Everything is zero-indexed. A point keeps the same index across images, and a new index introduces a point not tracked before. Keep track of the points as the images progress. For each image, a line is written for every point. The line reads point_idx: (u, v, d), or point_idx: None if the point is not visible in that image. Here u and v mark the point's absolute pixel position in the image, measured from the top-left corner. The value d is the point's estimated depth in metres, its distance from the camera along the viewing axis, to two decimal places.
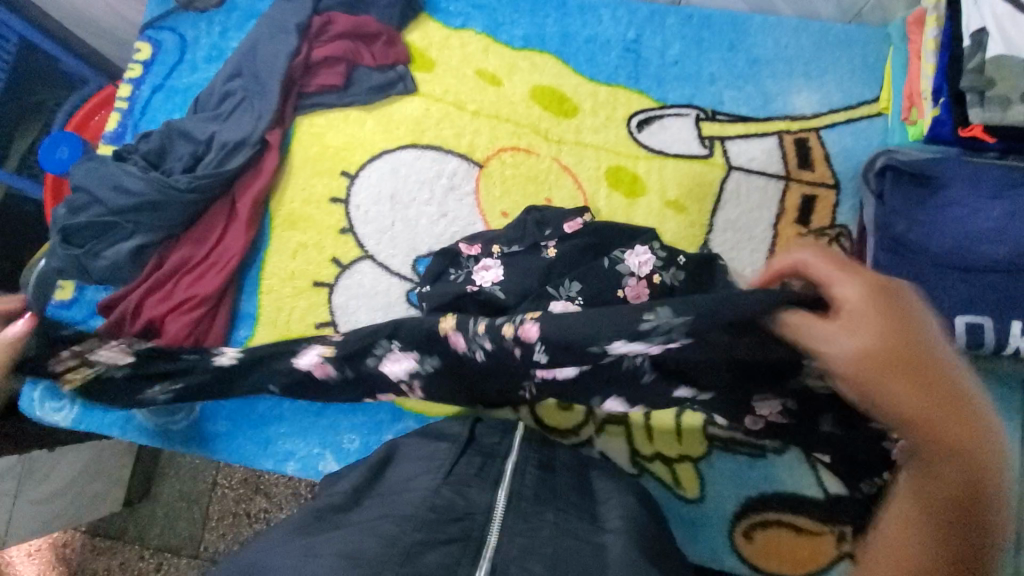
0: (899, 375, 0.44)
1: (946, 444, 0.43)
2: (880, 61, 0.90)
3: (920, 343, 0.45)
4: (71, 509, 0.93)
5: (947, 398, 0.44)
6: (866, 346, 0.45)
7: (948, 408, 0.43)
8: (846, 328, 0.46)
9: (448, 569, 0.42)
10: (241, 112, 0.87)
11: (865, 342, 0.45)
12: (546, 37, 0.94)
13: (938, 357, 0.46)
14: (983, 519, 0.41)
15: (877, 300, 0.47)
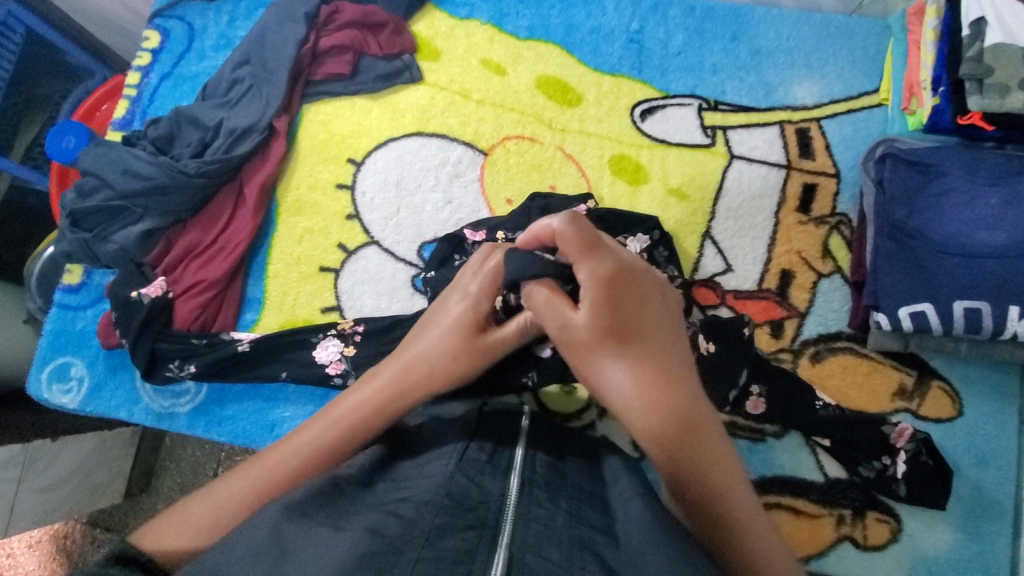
0: (626, 367, 0.51)
1: (656, 422, 0.50)
2: (880, 52, 0.91)
3: (633, 324, 0.53)
4: (76, 496, 0.92)
5: (659, 381, 0.51)
6: (590, 327, 0.52)
7: (655, 395, 0.50)
8: (590, 329, 0.52)
9: (468, 554, 0.41)
10: (249, 98, 0.88)
11: (600, 333, 0.52)
12: (550, 27, 0.95)
13: (649, 334, 0.53)
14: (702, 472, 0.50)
15: (612, 287, 0.53)
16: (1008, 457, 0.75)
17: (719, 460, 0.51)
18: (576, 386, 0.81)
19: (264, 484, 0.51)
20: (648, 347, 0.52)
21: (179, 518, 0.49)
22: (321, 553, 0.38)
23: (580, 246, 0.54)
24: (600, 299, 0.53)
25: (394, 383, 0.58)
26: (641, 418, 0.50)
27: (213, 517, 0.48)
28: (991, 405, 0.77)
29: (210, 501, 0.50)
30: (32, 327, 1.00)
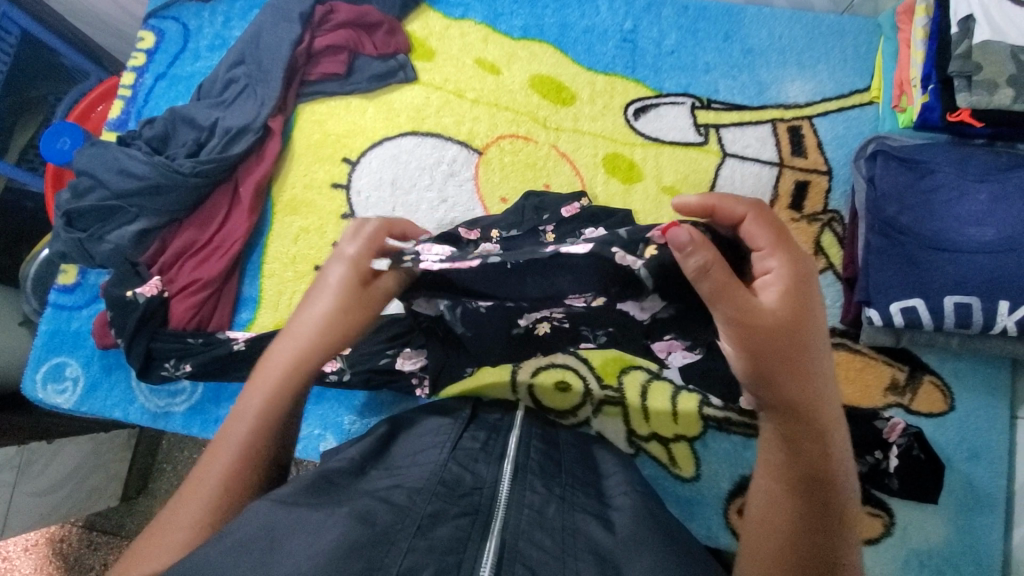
0: (779, 366, 0.45)
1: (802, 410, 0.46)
2: (871, 51, 0.92)
3: (807, 333, 0.45)
4: (73, 500, 0.91)
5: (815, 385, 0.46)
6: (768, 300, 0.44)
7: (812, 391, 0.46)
8: (742, 325, 0.43)
9: (460, 542, 0.42)
10: (244, 98, 0.89)
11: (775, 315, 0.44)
12: (545, 27, 0.96)
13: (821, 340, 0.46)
14: (828, 484, 0.46)
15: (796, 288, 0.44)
16: (1000, 451, 0.76)
17: (845, 481, 0.47)
18: (570, 382, 0.81)
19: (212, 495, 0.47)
20: (814, 351, 0.46)
21: (139, 554, 0.45)
22: (315, 542, 0.39)
23: (768, 232, 0.44)
24: (784, 298, 0.44)
25: (301, 364, 0.52)
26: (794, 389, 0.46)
27: (171, 540, 0.45)
28: (983, 400, 0.77)
29: (158, 535, 0.45)
30: (28, 329, 1.00)
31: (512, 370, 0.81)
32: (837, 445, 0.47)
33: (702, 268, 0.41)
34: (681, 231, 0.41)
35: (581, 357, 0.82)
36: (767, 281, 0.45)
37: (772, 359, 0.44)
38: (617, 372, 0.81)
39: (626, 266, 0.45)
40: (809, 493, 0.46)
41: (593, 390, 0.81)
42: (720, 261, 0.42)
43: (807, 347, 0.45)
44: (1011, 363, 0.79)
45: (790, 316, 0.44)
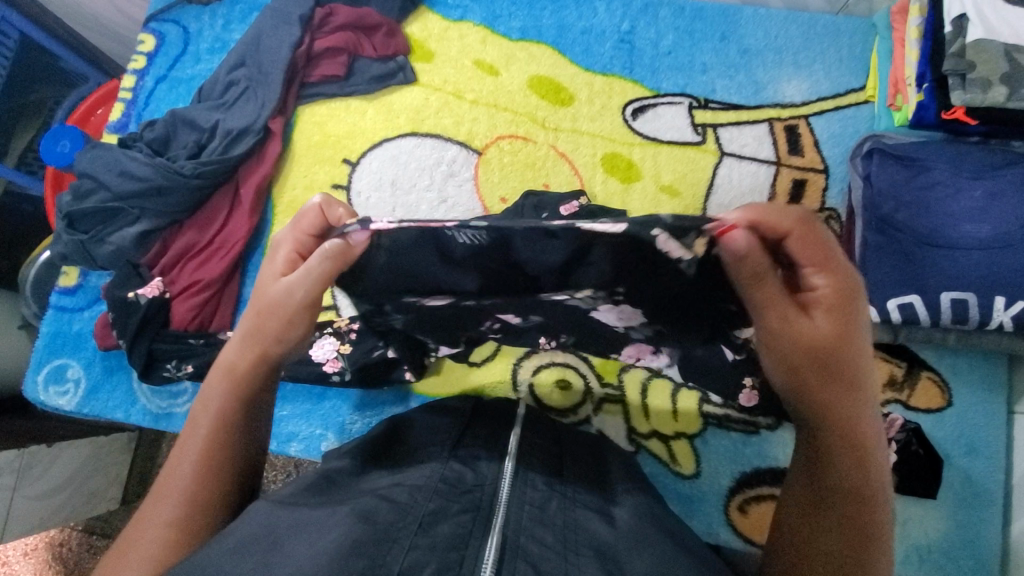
0: (813, 380, 0.46)
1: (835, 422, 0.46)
2: (866, 51, 0.93)
3: (848, 349, 0.45)
4: (72, 504, 0.91)
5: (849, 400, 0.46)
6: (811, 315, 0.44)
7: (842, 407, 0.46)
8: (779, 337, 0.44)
9: (462, 539, 0.41)
10: (244, 100, 0.89)
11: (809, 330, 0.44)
12: (543, 28, 0.97)
13: (864, 357, 0.46)
14: (863, 506, 0.45)
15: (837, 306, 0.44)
16: (998, 445, 0.76)
17: (885, 500, 0.46)
18: (570, 380, 0.81)
19: (172, 514, 0.46)
20: (854, 368, 0.46)
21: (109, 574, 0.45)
22: (317, 542, 0.39)
23: (814, 249, 0.43)
24: (826, 314, 0.44)
25: (245, 374, 0.52)
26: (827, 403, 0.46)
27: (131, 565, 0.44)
28: (981, 396, 0.78)
29: (127, 554, 0.45)
30: (27, 333, 1.01)
31: (513, 369, 0.82)
32: (876, 462, 0.46)
33: (754, 273, 0.41)
34: (739, 235, 0.39)
35: (581, 355, 0.82)
36: (810, 296, 0.44)
37: (806, 372, 0.45)
38: (617, 370, 0.82)
39: (665, 252, 0.39)
40: (847, 511, 0.45)
41: (593, 388, 0.81)
42: (770, 270, 0.41)
43: (848, 362, 0.45)
44: (1008, 358, 0.80)
45: (830, 333, 0.44)
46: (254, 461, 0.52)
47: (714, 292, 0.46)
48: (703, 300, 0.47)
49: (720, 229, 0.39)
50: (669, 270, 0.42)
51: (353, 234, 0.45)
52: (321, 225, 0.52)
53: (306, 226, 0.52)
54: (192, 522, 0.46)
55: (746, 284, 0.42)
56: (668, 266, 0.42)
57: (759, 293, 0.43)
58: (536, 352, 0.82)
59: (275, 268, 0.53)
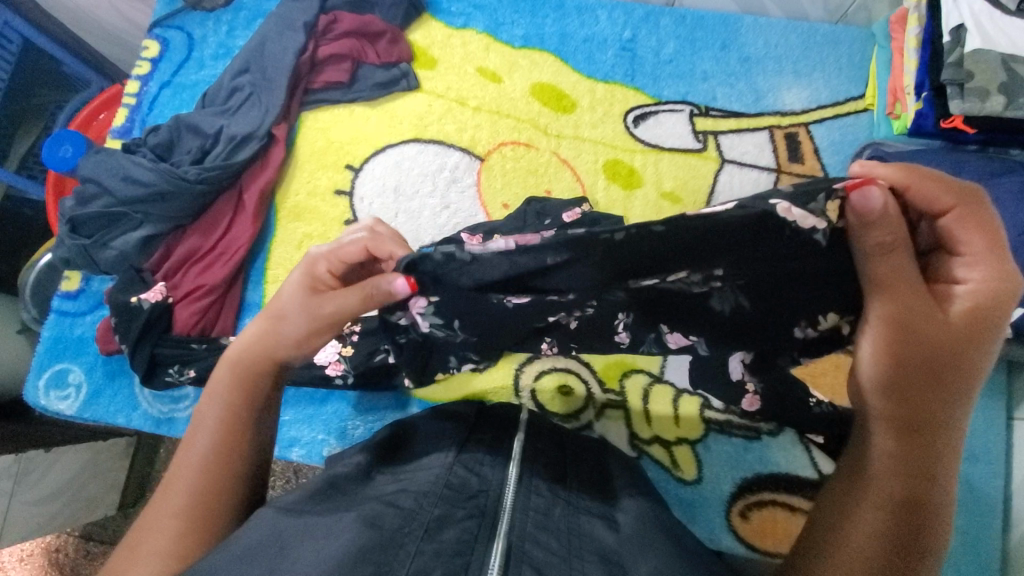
0: (923, 370, 0.43)
1: (923, 415, 0.43)
2: (865, 60, 0.94)
3: (973, 353, 0.43)
4: (70, 509, 0.90)
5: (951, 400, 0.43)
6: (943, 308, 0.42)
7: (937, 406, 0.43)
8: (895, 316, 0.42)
9: (467, 544, 0.42)
10: (248, 106, 0.90)
11: (927, 317, 0.42)
12: (545, 36, 0.98)
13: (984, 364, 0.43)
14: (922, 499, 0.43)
15: (973, 309, 0.42)
16: (997, 452, 0.77)
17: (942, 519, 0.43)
18: (573, 386, 0.82)
19: (182, 509, 0.47)
20: (969, 373, 0.43)
21: (123, 566, 0.45)
22: (324, 548, 0.39)
23: (979, 237, 0.40)
24: (968, 313, 0.42)
25: (251, 373, 0.53)
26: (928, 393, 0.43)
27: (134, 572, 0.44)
28: (979, 403, 0.78)
29: (139, 548, 0.46)
30: (26, 338, 1.00)
31: (515, 375, 0.82)
32: (946, 482, 0.44)
33: (883, 240, 0.39)
34: (876, 191, 0.38)
35: (583, 360, 0.83)
36: (958, 290, 0.42)
37: (917, 360, 0.43)
38: (619, 376, 0.82)
39: (792, 221, 0.39)
40: (896, 507, 0.43)
41: (595, 393, 0.81)
42: (907, 241, 0.40)
43: (967, 372, 0.43)
44: (1008, 365, 0.80)
45: (960, 334, 0.42)
46: (264, 457, 0.53)
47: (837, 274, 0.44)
48: (800, 295, 0.45)
49: (849, 185, 0.38)
50: (782, 238, 0.40)
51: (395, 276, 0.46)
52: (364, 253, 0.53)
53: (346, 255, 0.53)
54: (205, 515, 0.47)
55: (870, 252, 0.40)
56: (787, 229, 0.39)
57: (888, 264, 0.40)
58: (539, 357, 0.82)
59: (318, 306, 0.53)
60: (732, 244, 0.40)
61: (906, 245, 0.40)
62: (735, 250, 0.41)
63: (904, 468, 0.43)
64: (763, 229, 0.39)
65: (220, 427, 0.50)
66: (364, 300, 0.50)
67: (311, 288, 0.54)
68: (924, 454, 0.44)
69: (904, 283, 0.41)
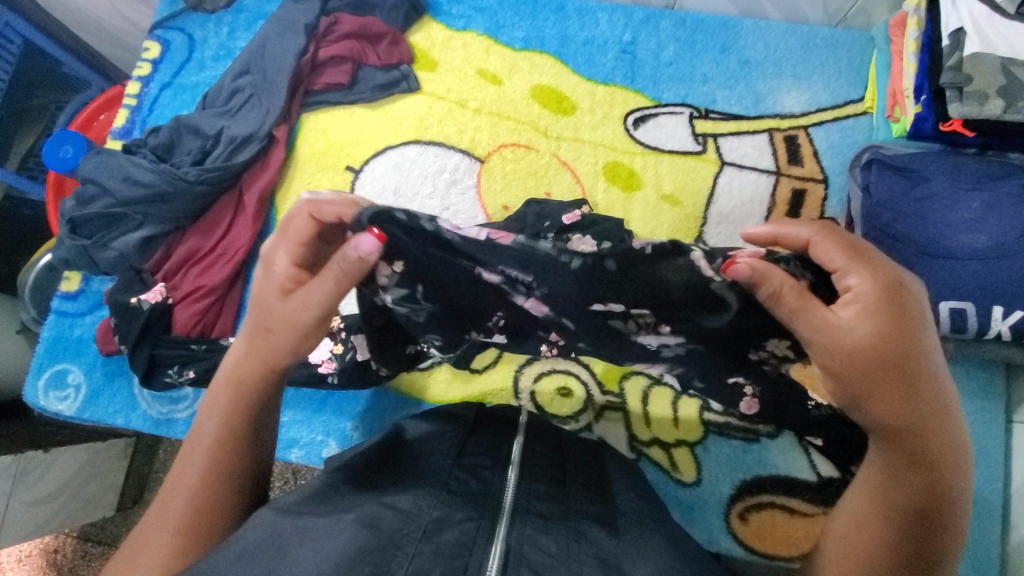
0: (872, 393, 0.47)
1: (893, 429, 0.47)
2: (865, 63, 0.94)
3: (909, 356, 0.46)
4: (70, 510, 0.90)
5: (913, 404, 0.47)
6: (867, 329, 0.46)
7: (903, 416, 0.47)
8: (828, 354, 0.46)
9: (465, 546, 0.42)
10: (248, 107, 0.90)
11: (857, 343, 0.46)
12: (545, 39, 0.98)
13: (925, 356, 0.47)
14: (927, 506, 0.47)
15: (885, 312, 0.46)
16: (996, 455, 0.77)
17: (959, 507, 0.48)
18: (572, 388, 0.82)
19: (185, 509, 0.47)
20: (914, 373, 0.47)
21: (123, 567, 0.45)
22: (323, 549, 0.39)
23: (841, 255, 0.46)
24: (866, 321, 0.45)
25: (258, 380, 0.52)
26: (884, 411, 0.47)
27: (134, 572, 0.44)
28: (979, 405, 0.78)
29: (140, 549, 0.46)
30: (25, 338, 1.00)
31: (514, 377, 0.82)
32: (948, 471, 0.48)
33: (771, 293, 0.45)
34: (745, 261, 0.44)
35: (583, 362, 0.83)
36: (845, 300, 0.46)
37: (862, 386, 0.47)
38: (618, 379, 0.82)
39: (699, 269, 0.47)
40: (905, 523, 0.47)
41: (595, 395, 0.81)
42: (787, 286, 0.45)
43: (899, 368, 0.46)
44: (1007, 368, 0.80)
45: (879, 343, 0.46)
46: (263, 458, 0.53)
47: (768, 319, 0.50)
48: (749, 325, 0.52)
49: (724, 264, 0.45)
50: (710, 299, 0.48)
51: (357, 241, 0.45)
52: (312, 223, 0.49)
53: (297, 233, 0.49)
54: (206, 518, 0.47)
55: (766, 303, 0.45)
56: (699, 293, 0.48)
57: (786, 310, 0.46)
58: (538, 359, 0.82)
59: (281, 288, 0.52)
60: (658, 289, 0.48)
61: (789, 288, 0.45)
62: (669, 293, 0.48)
63: (897, 484, 0.48)
64: (676, 278, 0.47)
65: (221, 429, 0.50)
66: (336, 273, 0.47)
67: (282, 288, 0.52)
68: (912, 462, 0.47)
69: (827, 321, 0.45)
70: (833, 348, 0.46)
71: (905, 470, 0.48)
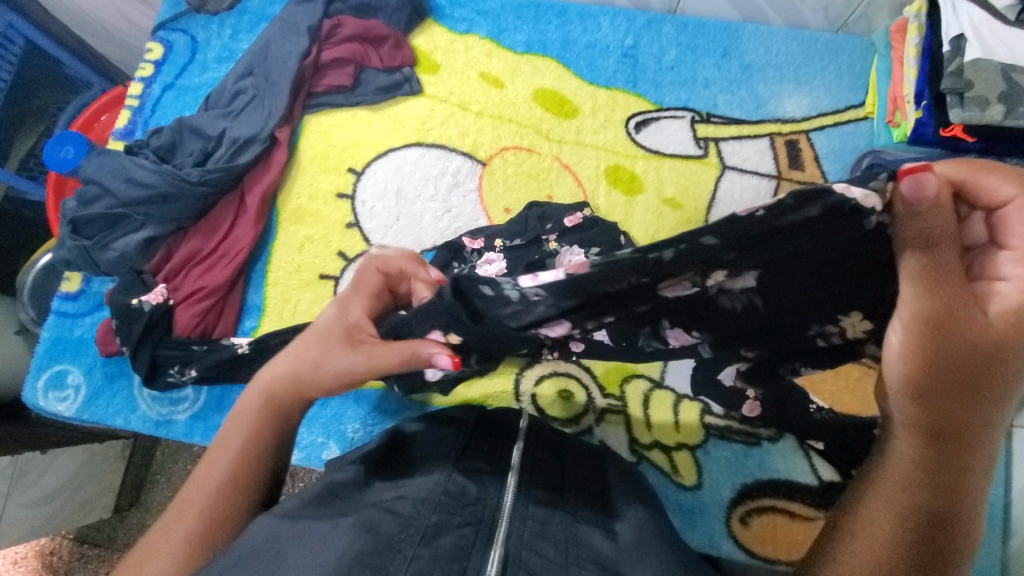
0: (954, 390, 0.39)
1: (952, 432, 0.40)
2: (865, 69, 0.95)
3: (1012, 367, 0.38)
4: (65, 512, 0.90)
5: (981, 416, 0.40)
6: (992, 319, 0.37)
7: (967, 423, 0.40)
8: (929, 330, 0.37)
9: (464, 550, 0.41)
10: (251, 109, 0.90)
11: (970, 331, 0.37)
12: (548, 42, 0.98)
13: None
14: (942, 521, 0.41)
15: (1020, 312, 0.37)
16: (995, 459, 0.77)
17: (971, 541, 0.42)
18: (573, 391, 0.82)
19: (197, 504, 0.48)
20: (1007, 388, 0.39)
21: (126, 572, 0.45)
22: (321, 554, 0.39)
23: None
24: (1006, 316, 0.37)
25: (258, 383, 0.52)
26: (953, 411, 0.40)
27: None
28: None
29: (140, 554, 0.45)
30: (23, 339, 1.00)
31: (516, 380, 0.82)
32: (976, 495, 0.41)
33: (924, 234, 0.35)
34: (931, 177, 0.33)
35: (584, 365, 0.83)
36: (999, 288, 0.37)
37: (951, 377, 0.39)
38: (619, 381, 0.82)
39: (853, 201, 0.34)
40: (918, 531, 0.41)
41: (595, 398, 0.81)
42: (951, 236, 0.35)
43: (1009, 378, 0.39)
44: None
45: (996, 343, 0.37)
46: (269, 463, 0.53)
47: (863, 269, 0.40)
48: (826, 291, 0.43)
49: (903, 171, 0.33)
50: (848, 228, 0.36)
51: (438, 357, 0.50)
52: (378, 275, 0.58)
53: (365, 285, 0.57)
54: (233, 508, 0.49)
55: (910, 247, 0.36)
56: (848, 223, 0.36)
57: (931, 264, 0.36)
58: (539, 361, 0.83)
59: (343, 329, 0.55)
60: (775, 251, 0.37)
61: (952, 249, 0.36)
62: (785, 246, 0.37)
63: (918, 486, 0.41)
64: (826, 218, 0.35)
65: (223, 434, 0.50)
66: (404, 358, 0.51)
67: (347, 335, 0.54)
68: (945, 475, 0.41)
69: (943, 294, 0.36)
70: (937, 323, 0.37)
71: (936, 476, 0.41)
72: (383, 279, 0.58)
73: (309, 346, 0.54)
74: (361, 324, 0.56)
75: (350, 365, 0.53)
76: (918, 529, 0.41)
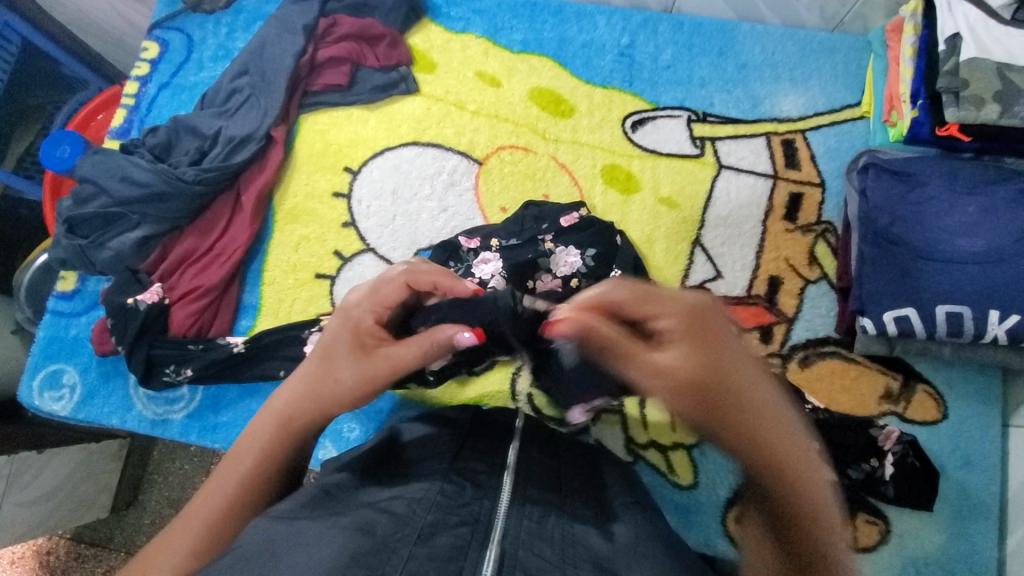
0: (710, 409, 0.45)
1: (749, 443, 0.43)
2: (861, 68, 0.95)
3: (726, 375, 0.46)
4: (62, 512, 0.90)
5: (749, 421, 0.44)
6: (684, 346, 0.47)
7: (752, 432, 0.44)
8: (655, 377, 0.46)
9: (459, 550, 0.41)
10: (247, 108, 0.90)
11: (681, 365, 0.46)
12: (544, 41, 0.98)
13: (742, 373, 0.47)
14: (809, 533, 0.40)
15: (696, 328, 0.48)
16: (992, 459, 0.77)
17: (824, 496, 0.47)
18: None
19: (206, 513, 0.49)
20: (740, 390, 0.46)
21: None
22: (316, 553, 0.39)
23: (642, 296, 0.48)
24: (684, 342, 0.47)
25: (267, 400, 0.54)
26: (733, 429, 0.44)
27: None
28: (975, 411, 0.79)
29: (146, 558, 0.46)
30: (20, 338, 1.00)
31: (512, 380, 0.82)
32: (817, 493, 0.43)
33: (599, 347, 0.48)
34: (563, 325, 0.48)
35: None
36: (665, 337, 0.48)
37: (700, 403, 0.45)
38: None
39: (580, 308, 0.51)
40: (791, 537, 0.40)
41: None
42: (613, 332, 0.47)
43: (733, 388, 0.45)
44: (1003, 372, 0.80)
45: (695, 364, 0.46)
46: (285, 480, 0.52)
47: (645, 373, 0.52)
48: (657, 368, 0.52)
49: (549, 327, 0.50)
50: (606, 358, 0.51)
51: (461, 337, 0.53)
52: (405, 290, 0.58)
53: (387, 297, 0.58)
54: (234, 511, 0.49)
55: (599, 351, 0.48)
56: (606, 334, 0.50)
57: (620, 346, 0.47)
58: None
59: (356, 344, 0.58)
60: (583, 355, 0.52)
61: (604, 330, 0.47)
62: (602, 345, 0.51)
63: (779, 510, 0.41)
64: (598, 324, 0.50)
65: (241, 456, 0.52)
66: (424, 349, 0.55)
67: (356, 341, 0.58)
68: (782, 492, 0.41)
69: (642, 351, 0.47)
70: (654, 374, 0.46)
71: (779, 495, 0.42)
72: (409, 294, 0.59)
73: (314, 363, 0.58)
74: (369, 328, 0.59)
75: (377, 369, 0.57)
76: (793, 534, 0.40)
